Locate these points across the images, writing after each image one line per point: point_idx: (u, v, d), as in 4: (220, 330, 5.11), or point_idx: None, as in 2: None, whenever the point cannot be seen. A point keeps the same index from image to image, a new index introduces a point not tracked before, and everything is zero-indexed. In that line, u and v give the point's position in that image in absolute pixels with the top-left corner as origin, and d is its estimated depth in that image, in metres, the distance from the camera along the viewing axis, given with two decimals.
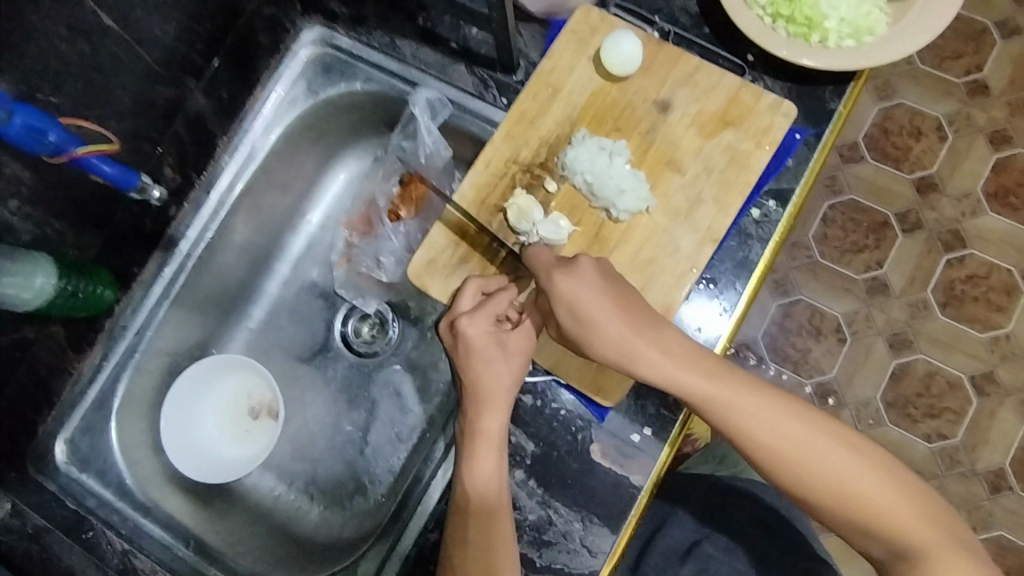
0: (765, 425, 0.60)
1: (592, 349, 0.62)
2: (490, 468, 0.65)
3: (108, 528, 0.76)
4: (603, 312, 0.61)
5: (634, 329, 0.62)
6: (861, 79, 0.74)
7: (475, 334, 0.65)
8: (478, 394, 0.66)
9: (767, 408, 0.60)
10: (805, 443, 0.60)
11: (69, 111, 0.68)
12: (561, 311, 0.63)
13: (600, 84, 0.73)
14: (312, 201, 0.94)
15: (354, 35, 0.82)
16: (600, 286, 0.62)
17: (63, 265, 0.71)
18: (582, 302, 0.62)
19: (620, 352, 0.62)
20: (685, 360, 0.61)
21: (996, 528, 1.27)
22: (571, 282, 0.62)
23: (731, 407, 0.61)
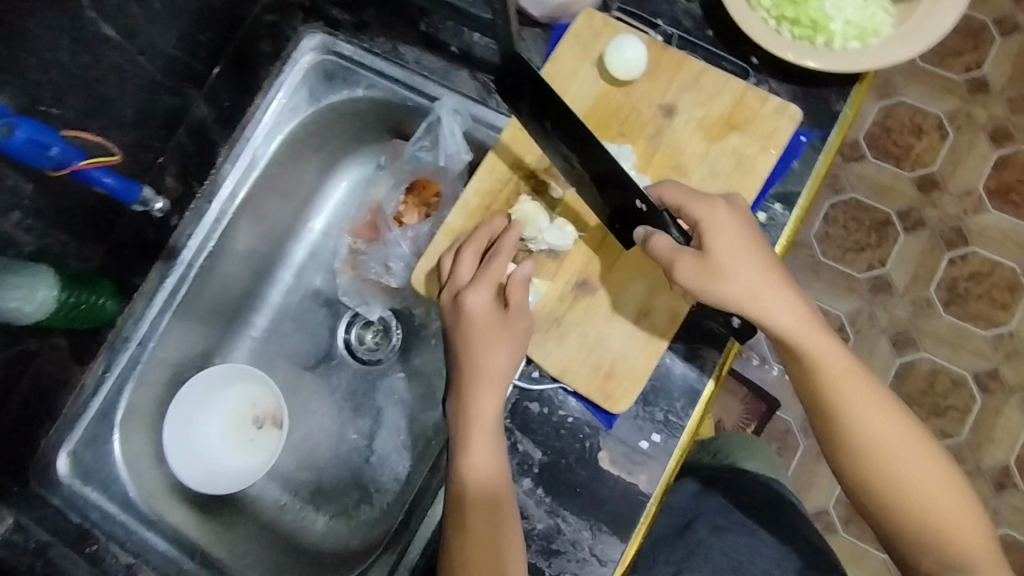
0: (864, 404, 0.64)
1: (730, 287, 0.62)
2: (486, 451, 0.65)
3: (113, 541, 0.76)
4: (757, 254, 0.63)
5: (780, 282, 0.64)
6: (866, 81, 0.74)
7: (476, 308, 0.66)
8: (477, 371, 0.66)
9: (869, 389, 0.65)
10: (891, 429, 0.64)
11: (70, 122, 0.68)
12: (712, 243, 0.63)
13: (605, 89, 0.73)
14: (314, 208, 0.94)
15: (356, 41, 0.81)
16: (750, 232, 0.64)
17: (66, 277, 0.70)
18: (737, 240, 0.63)
19: (762, 298, 0.63)
20: (813, 322, 0.64)
21: (1002, 526, 1.26)
22: (734, 220, 0.63)
23: (840, 377, 0.64)
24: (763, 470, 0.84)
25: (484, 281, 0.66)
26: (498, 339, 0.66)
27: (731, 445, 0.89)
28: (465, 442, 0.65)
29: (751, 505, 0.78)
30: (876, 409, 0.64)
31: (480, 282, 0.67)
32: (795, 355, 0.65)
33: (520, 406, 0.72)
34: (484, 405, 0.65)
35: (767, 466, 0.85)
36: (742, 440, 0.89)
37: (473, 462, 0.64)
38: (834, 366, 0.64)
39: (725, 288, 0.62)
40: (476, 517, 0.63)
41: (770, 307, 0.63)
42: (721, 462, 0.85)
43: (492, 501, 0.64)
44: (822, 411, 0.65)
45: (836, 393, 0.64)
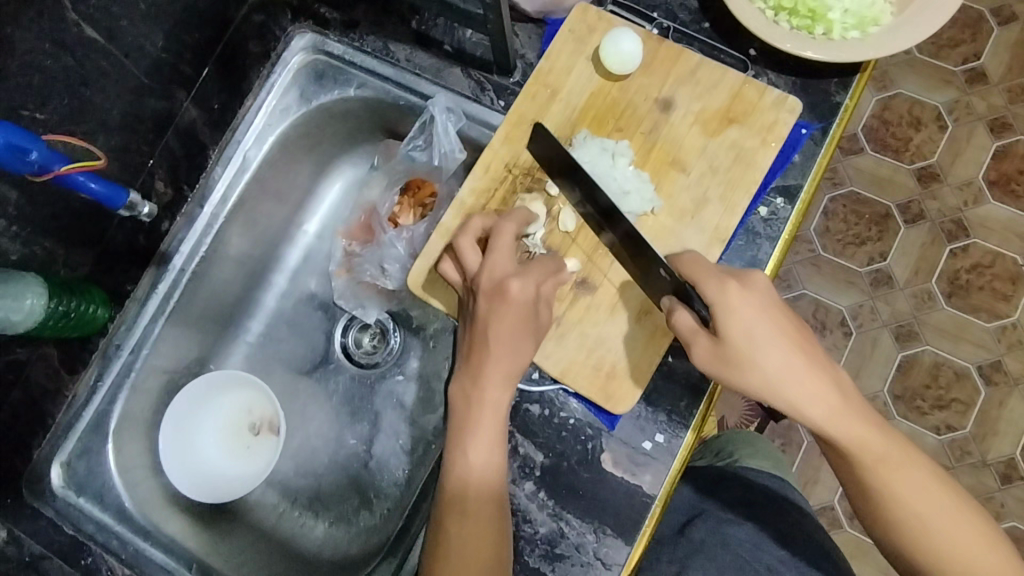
0: (916, 495, 0.59)
1: (752, 379, 0.58)
2: (486, 455, 0.63)
3: (108, 553, 0.74)
4: (778, 335, 0.58)
5: (809, 370, 0.58)
6: (866, 71, 0.72)
7: (511, 295, 0.62)
8: (500, 363, 0.63)
9: (915, 476, 0.59)
10: (948, 519, 0.58)
11: (55, 127, 0.66)
12: (730, 332, 0.58)
13: (600, 84, 0.72)
14: (308, 210, 0.93)
15: (346, 40, 0.80)
16: (771, 308, 0.59)
17: (54, 285, 0.69)
18: (757, 328, 0.58)
19: (787, 387, 0.58)
20: (847, 407, 0.59)
21: (1008, 519, 1.25)
22: (751, 303, 0.58)
23: (886, 472, 0.59)
24: (766, 468, 0.82)
25: (487, 299, 0.63)
26: (499, 364, 0.63)
27: (734, 441, 0.88)
28: (465, 475, 0.63)
29: (754, 503, 0.76)
30: (928, 499, 0.59)
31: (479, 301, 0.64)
32: (832, 447, 0.60)
33: (520, 409, 0.70)
34: (484, 435, 0.63)
35: (771, 462, 0.83)
36: (746, 436, 0.87)
37: (469, 500, 0.62)
38: (878, 459, 0.59)
39: (748, 382, 0.59)
40: (467, 555, 0.61)
41: (800, 402, 0.58)
42: (721, 462, 0.84)
43: (488, 538, 0.62)
44: (862, 498, 0.61)
45: (880, 486, 0.59)
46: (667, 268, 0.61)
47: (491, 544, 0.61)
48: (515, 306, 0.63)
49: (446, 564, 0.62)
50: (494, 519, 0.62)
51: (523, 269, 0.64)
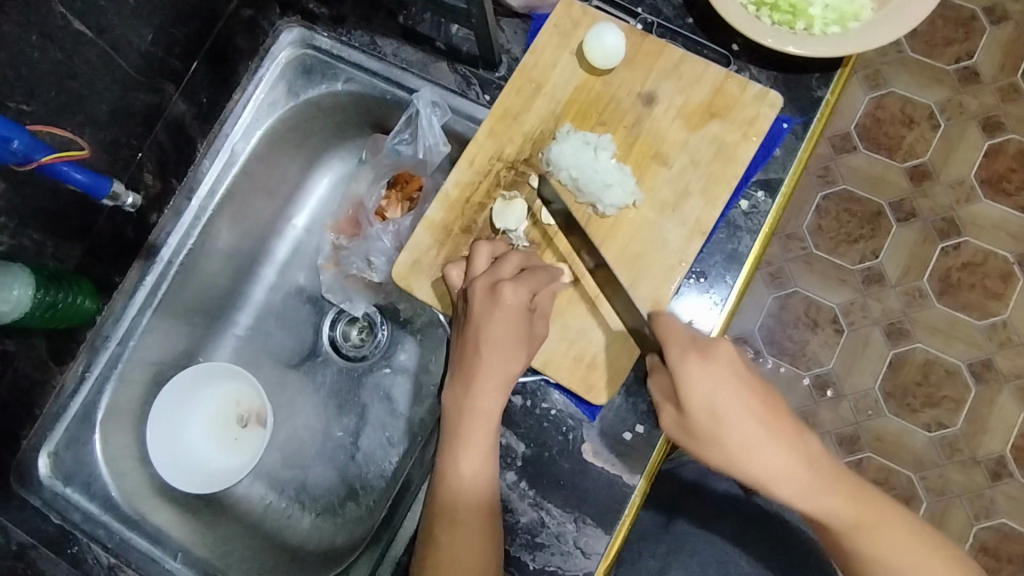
0: (890, 556, 0.59)
1: (719, 456, 0.58)
2: (480, 463, 0.64)
3: (94, 541, 0.75)
4: (745, 412, 0.57)
5: (778, 443, 0.57)
6: (848, 65, 0.73)
7: (505, 305, 0.63)
8: (493, 374, 0.64)
9: (888, 537, 0.59)
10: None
11: (42, 119, 0.67)
12: (693, 409, 0.58)
13: (584, 78, 0.72)
14: (296, 204, 0.93)
15: (334, 35, 0.80)
16: (736, 383, 0.57)
17: (41, 276, 0.69)
18: (720, 406, 0.57)
19: (756, 468, 0.58)
20: (819, 481, 0.58)
21: (998, 516, 1.26)
22: (713, 380, 0.57)
23: (859, 536, 0.59)
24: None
25: (481, 311, 0.64)
26: (493, 374, 0.64)
27: None
28: (457, 485, 0.63)
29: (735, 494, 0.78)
30: (904, 559, 0.59)
31: (473, 313, 0.64)
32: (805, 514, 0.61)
33: None
34: (477, 444, 0.63)
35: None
36: None
37: (460, 509, 0.63)
38: (851, 525, 0.59)
39: (715, 459, 0.58)
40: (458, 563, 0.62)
41: (769, 479, 0.58)
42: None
43: (477, 546, 0.62)
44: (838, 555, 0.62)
45: (854, 549, 0.60)
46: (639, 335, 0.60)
47: (482, 554, 0.62)
48: (508, 316, 0.64)
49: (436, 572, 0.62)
50: (484, 527, 0.63)
51: (519, 277, 0.65)
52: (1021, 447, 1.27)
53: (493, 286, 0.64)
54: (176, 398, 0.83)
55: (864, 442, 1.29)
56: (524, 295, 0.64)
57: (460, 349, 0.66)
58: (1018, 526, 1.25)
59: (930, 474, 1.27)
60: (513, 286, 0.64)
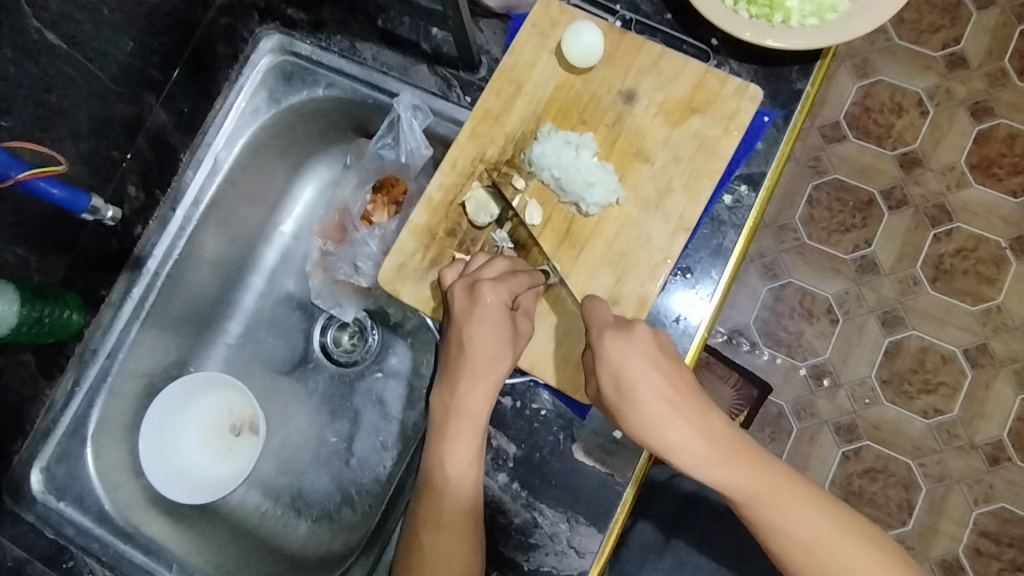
0: (796, 523, 0.57)
1: (632, 426, 0.58)
2: (463, 466, 0.62)
3: (89, 556, 0.75)
4: (650, 383, 0.57)
5: (684, 412, 0.57)
6: (827, 57, 0.73)
7: (487, 303, 0.63)
8: (477, 373, 0.62)
9: (799, 509, 0.57)
10: (833, 544, 0.57)
11: (21, 134, 0.67)
12: (607, 381, 0.58)
13: (564, 77, 0.72)
14: (283, 211, 0.93)
15: (313, 41, 0.80)
16: (648, 357, 0.58)
17: (26, 292, 0.69)
18: (632, 377, 0.57)
19: (661, 437, 0.57)
20: (723, 453, 0.57)
21: (997, 499, 1.26)
22: (625, 354, 0.58)
23: (764, 500, 0.57)
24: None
25: (464, 309, 0.64)
26: (481, 375, 0.63)
27: None
28: (442, 485, 0.62)
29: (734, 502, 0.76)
30: (808, 526, 0.57)
31: (461, 313, 0.64)
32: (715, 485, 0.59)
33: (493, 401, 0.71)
34: (462, 446, 0.62)
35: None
36: None
37: (444, 509, 0.62)
38: (758, 492, 0.57)
39: (627, 428, 0.58)
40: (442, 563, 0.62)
41: (678, 449, 0.57)
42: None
43: (461, 547, 0.62)
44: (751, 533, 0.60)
45: (759, 517, 0.58)
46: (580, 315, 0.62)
47: (466, 555, 0.62)
48: (494, 317, 0.63)
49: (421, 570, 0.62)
50: (469, 528, 0.63)
51: (501, 274, 0.65)
52: (1018, 430, 1.27)
53: (479, 286, 0.64)
54: (165, 405, 0.82)
55: (861, 431, 1.29)
56: (507, 293, 0.64)
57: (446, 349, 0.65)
58: (1018, 509, 1.26)
59: (928, 461, 1.28)
60: (497, 287, 0.64)
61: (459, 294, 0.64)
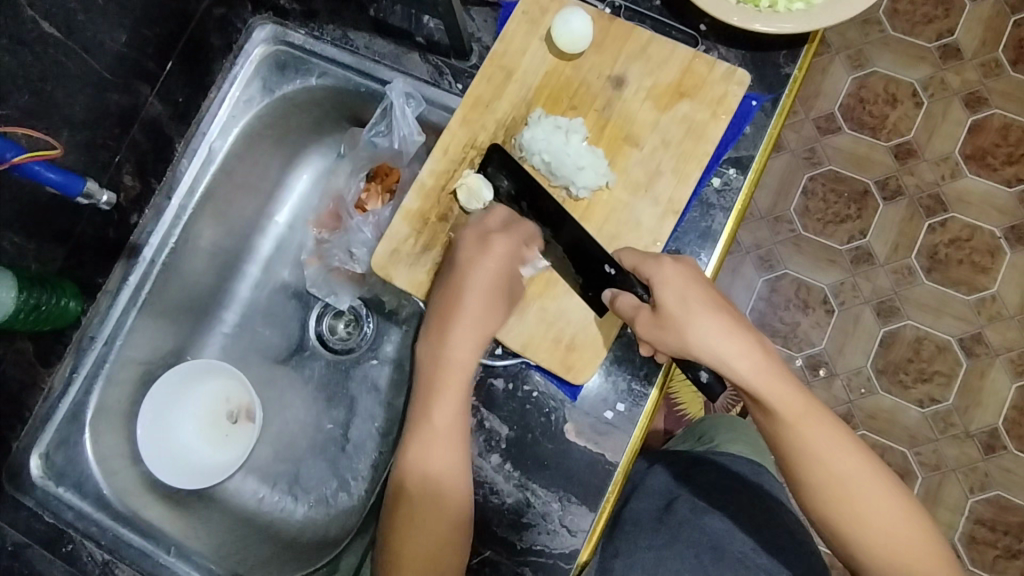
0: (833, 453, 0.59)
1: (689, 340, 0.60)
2: (453, 412, 0.65)
3: (88, 540, 0.76)
4: (706, 301, 0.60)
5: (737, 330, 0.60)
6: (814, 41, 0.74)
7: (493, 255, 0.66)
8: (469, 324, 0.65)
9: (836, 437, 0.59)
10: (860, 474, 0.58)
11: (17, 122, 0.67)
12: (665, 298, 0.61)
13: (554, 63, 0.73)
14: (278, 201, 0.94)
15: (306, 30, 0.81)
16: (700, 281, 0.62)
17: (23, 279, 0.70)
18: (688, 291, 0.61)
19: (717, 346, 0.59)
20: (772, 371, 0.59)
21: (993, 488, 1.27)
22: (680, 273, 0.62)
23: (804, 425, 0.59)
24: (747, 454, 0.79)
25: (466, 259, 0.66)
26: (473, 325, 0.65)
27: (717, 425, 0.85)
28: (430, 434, 0.64)
29: (732, 488, 0.72)
30: (844, 458, 0.59)
31: (457, 262, 0.66)
32: (757, 405, 0.60)
33: (486, 384, 0.72)
34: (450, 393, 0.65)
35: (751, 448, 0.80)
36: (731, 423, 0.85)
37: (433, 460, 0.63)
38: (800, 416, 0.59)
39: (682, 342, 0.60)
40: (428, 516, 0.62)
41: (732, 361, 0.59)
42: (700, 448, 0.81)
43: (448, 500, 0.63)
44: (786, 461, 0.60)
45: (798, 440, 0.59)
46: (613, 260, 0.66)
47: (454, 507, 0.63)
48: (495, 269, 0.66)
49: (407, 524, 0.63)
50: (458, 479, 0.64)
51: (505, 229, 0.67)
52: (1014, 419, 1.28)
53: (483, 238, 0.66)
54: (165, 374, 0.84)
55: (857, 420, 1.30)
56: (510, 250, 0.66)
57: (441, 298, 0.67)
58: (1014, 497, 1.27)
59: (924, 450, 1.29)
60: (504, 242, 0.66)
61: (460, 245, 0.67)
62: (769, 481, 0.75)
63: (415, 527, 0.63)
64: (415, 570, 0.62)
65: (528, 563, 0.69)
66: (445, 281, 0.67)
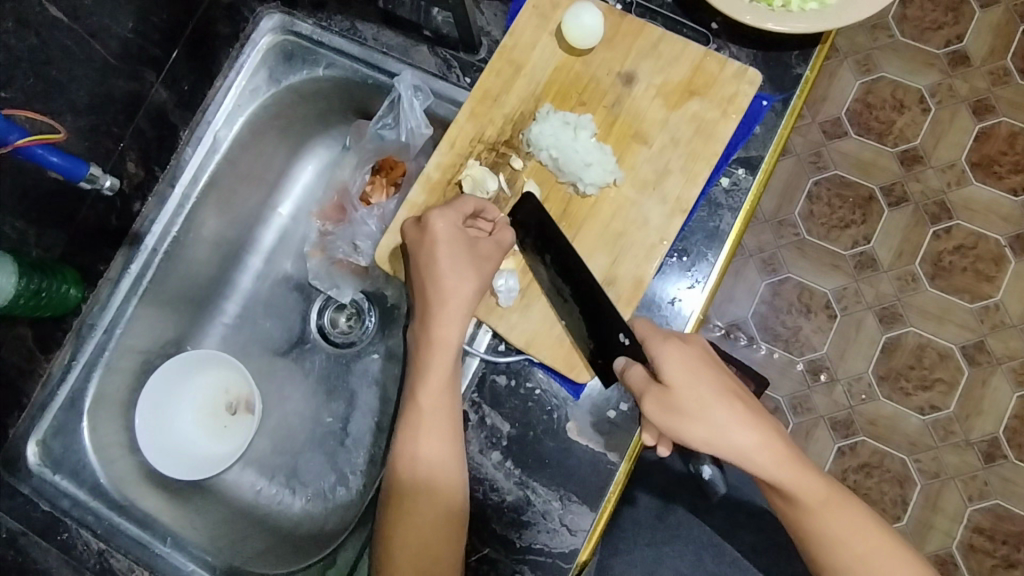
0: (852, 533, 0.61)
1: (706, 430, 0.59)
2: (437, 383, 0.66)
3: (84, 528, 0.75)
4: (716, 387, 0.60)
5: (750, 417, 0.60)
6: (826, 42, 0.73)
7: (439, 230, 0.66)
8: (434, 300, 0.66)
9: (848, 515, 0.61)
10: (873, 545, 0.61)
11: (21, 106, 0.67)
12: (679, 385, 0.59)
13: (563, 58, 0.72)
14: (282, 193, 0.93)
15: (314, 21, 0.80)
16: (708, 364, 0.61)
17: (24, 265, 0.69)
18: (699, 379, 0.60)
19: (732, 435, 0.59)
20: (786, 460, 0.60)
21: (992, 497, 1.26)
22: (688, 358, 0.61)
23: (821, 512, 0.61)
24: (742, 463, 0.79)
25: (419, 245, 0.67)
26: (443, 300, 0.66)
27: None
28: (415, 413, 0.66)
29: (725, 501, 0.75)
30: (861, 536, 0.61)
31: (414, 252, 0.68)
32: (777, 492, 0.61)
33: (488, 380, 0.71)
34: (429, 374, 0.66)
35: None
36: None
37: (419, 444, 0.65)
38: (820, 501, 0.61)
39: (702, 435, 0.59)
40: (424, 495, 0.64)
41: (754, 455, 0.59)
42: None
43: (439, 473, 0.64)
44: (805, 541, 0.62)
45: (817, 524, 0.61)
46: (629, 331, 0.64)
47: (444, 479, 0.64)
48: (444, 245, 0.66)
49: (407, 505, 0.65)
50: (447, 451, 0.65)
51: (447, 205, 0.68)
52: (1014, 428, 1.28)
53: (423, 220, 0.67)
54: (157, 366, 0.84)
55: (858, 426, 1.29)
56: (451, 222, 0.67)
57: (417, 288, 0.68)
58: (1013, 507, 1.26)
59: (924, 458, 1.28)
60: (444, 217, 0.66)
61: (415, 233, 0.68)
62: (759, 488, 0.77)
63: (414, 505, 0.65)
64: (416, 548, 0.64)
65: (528, 562, 0.68)
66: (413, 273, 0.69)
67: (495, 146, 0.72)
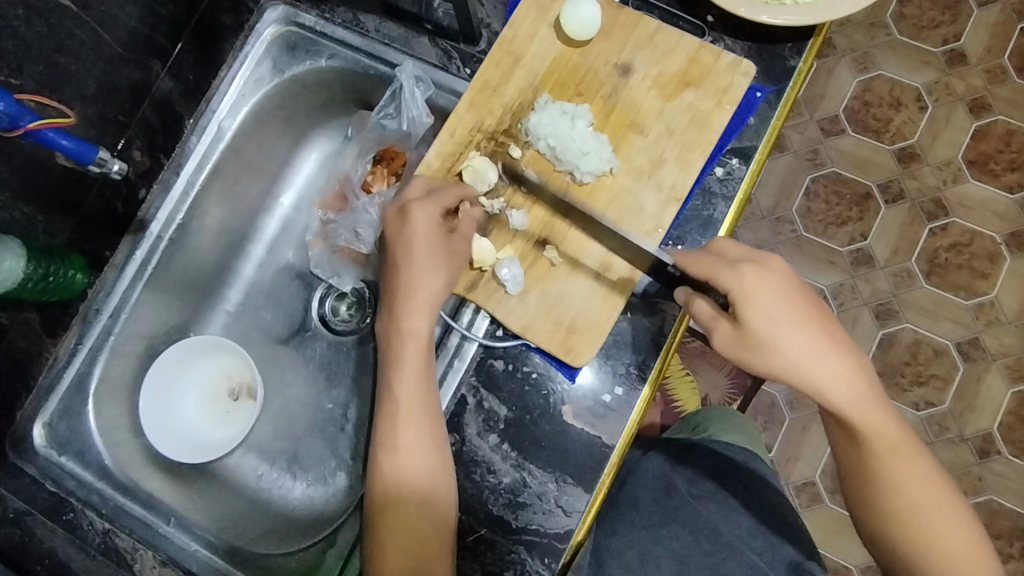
0: (913, 482, 0.60)
1: (773, 355, 0.58)
2: (412, 372, 0.67)
3: (89, 508, 0.76)
4: (793, 314, 0.59)
5: (828, 351, 0.59)
6: (820, 35, 0.74)
7: (417, 221, 0.68)
8: (406, 289, 0.68)
9: (912, 461, 0.60)
10: (928, 495, 0.60)
11: (31, 92, 0.68)
12: (752, 313, 0.59)
13: (561, 50, 0.74)
14: (285, 182, 0.95)
15: (318, 12, 0.81)
16: (791, 294, 0.59)
17: (32, 249, 0.71)
18: (775, 306, 0.59)
19: (802, 362, 0.58)
20: (857, 393, 0.58)
21: (986, 493, 1.28)
22: (768, 284, 0.59)
23: (886, 450, 0.59)
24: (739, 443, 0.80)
25: (396, 237, 0.69)
26: (420, 291, 0.68)
27: (710, 419, 0.86)
28: (393, 403, 0.67)
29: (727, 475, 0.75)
30: (919, 485, 0.60)
31: (393, 243, 0.70)
32: (844, 428, 0.60)
33: (485, 364, 0.73)
34: (402, 368, 0.67)
35: (743, 437, 0.82)
36: (725, 415, 0.86)
37: (400, 434, 0.66)
38: (887, 442, 0.59)
39: (772, 365, 0.59)
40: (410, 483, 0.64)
41: (824, 383, 0.58)
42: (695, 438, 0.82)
43: (419, 460, 0.65)
44: (859, 475, 0.62)
45: (880, 467, 0.60)
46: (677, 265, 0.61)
47: (423, 466, 0.65)
48: (418, 238, 0.68)
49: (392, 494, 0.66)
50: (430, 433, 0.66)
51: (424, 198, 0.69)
52: (1008, 424, 1.29)
53: (403, 211, 0.69)
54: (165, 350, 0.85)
55: None
56: (429, 216, 0.69)
57: (389, 281, 0.70)
58: (1006, 502, 1.28)
59: None
60: (421, 209, 0.69)
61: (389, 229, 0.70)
62: (762, 469, 0.78)
63: (400, 493, 0.66)
64: (402, 534, 0.65)
65: (524, 542, 0.70)
66: (389, 263, 0.71)
67: (494, 135, 0.74)
